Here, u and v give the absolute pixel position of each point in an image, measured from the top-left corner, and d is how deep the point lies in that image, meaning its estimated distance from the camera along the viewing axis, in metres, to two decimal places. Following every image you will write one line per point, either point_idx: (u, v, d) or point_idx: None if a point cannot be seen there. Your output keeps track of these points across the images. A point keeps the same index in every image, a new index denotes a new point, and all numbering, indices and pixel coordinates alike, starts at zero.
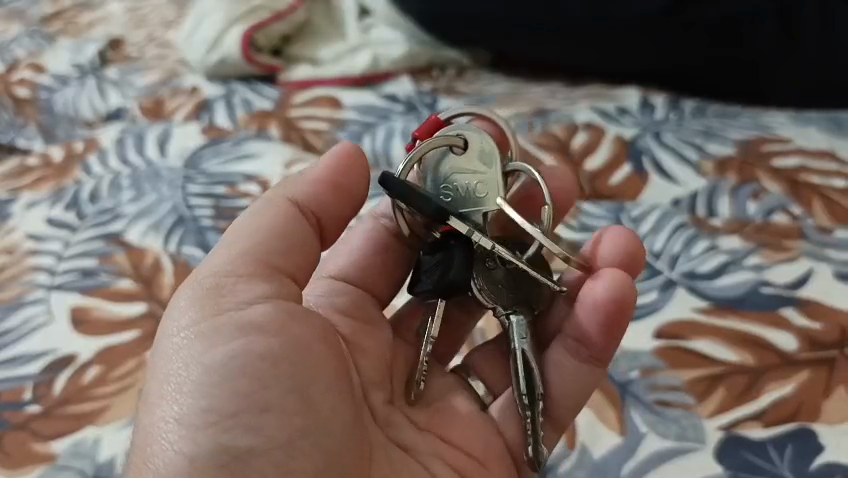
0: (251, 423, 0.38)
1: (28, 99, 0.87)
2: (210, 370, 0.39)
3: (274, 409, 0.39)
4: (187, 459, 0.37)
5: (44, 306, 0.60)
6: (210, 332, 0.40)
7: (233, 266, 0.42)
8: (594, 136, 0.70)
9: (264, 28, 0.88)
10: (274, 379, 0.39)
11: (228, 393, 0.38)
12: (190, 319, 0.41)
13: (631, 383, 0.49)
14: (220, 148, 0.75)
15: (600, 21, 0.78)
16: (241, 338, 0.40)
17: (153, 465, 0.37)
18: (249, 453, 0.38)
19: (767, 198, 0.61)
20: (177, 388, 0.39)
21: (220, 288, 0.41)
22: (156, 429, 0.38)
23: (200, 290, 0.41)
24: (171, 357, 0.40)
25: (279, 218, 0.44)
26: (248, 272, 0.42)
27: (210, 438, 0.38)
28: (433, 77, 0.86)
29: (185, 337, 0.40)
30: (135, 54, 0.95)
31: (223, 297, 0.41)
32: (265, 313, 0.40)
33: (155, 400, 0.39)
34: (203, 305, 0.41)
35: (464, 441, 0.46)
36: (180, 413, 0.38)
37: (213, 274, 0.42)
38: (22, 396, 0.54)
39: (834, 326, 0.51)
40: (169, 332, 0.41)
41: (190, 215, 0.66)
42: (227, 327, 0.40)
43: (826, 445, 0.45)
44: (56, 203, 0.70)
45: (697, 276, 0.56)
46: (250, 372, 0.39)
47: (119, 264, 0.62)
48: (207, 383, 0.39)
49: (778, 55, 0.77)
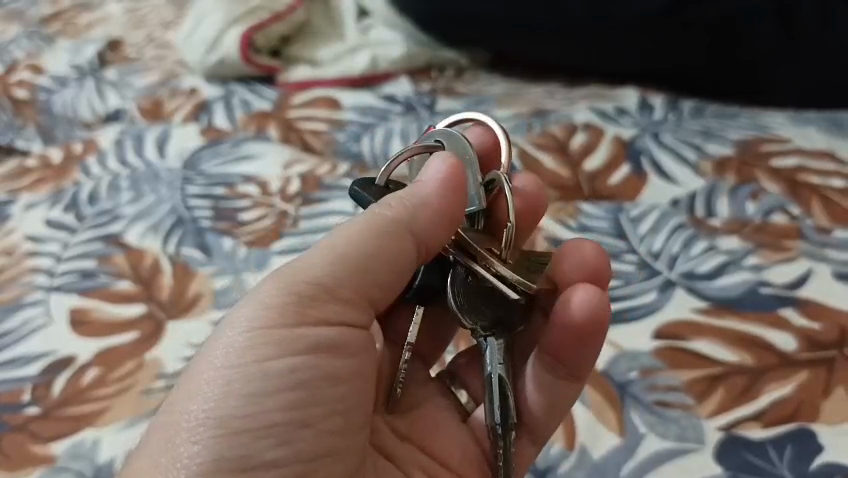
0: (287, 437, 0.39)
1: (27, 101, 0.87)
2: (268, 379, 0.39)
3: (311, 428, 0.40)
4: (211, 461, 0.38)
5: (43, 307, 0.60)
6: (282, 341, 0.40)
7: (323, 275, 0.41)
8: (593, 137, 0.70)
9: (263, 29, 0.88)
10: (325, 398, 0.40)
11: (275, 405, 0.39)
12: (263, 323, 0.40)
13: (631, 383, 0.49)
14: (219, 149, 0.75)
15: (600, 21, 0.78)
16: (307, 355, 0.40)
17: (174, 462, 0.38)
18: (272, 467, 0.39)
19: (766, 198, 0.61)
20: (225, 387, 0.39)
21: (307, 300, 0.41)
22: (188, 423, 0.38)
23: (287, 297, 0.40)
24: (225, 353, 0.40)
25: (372, 238, 0.41)
26: (337, 295, 0.41)
27: (243, 445, 0.38)
28: (432, 77, 0.86)
29: (247, 338, 0.40)
30: (134, 55, 0.95)
31: (309, 310, 0.41)
32: (332, 335, 0.41)
33: (196, 391, 0.39)
34: (286, 312, 0.40)
35: (441, 452, 0.47)
36: (219, 414, 0.38)
37: (308, 284, 0.41)
38: (21, 398, 0.54)
39: (834, 326, 0.51)
40: (229, 325, 0.41)
41: (189, 216, 0.66)
42: (302, 341, 0.40)
43: (826, 446, 0.45)
44: (55, 205, 0.70)
45: (696, 276, 0.56)
46: (303, 388, 0.40)
47: (119, 266, 0.62)
48: (259, 391, 0.39)
49: (777, 56, 0.77)
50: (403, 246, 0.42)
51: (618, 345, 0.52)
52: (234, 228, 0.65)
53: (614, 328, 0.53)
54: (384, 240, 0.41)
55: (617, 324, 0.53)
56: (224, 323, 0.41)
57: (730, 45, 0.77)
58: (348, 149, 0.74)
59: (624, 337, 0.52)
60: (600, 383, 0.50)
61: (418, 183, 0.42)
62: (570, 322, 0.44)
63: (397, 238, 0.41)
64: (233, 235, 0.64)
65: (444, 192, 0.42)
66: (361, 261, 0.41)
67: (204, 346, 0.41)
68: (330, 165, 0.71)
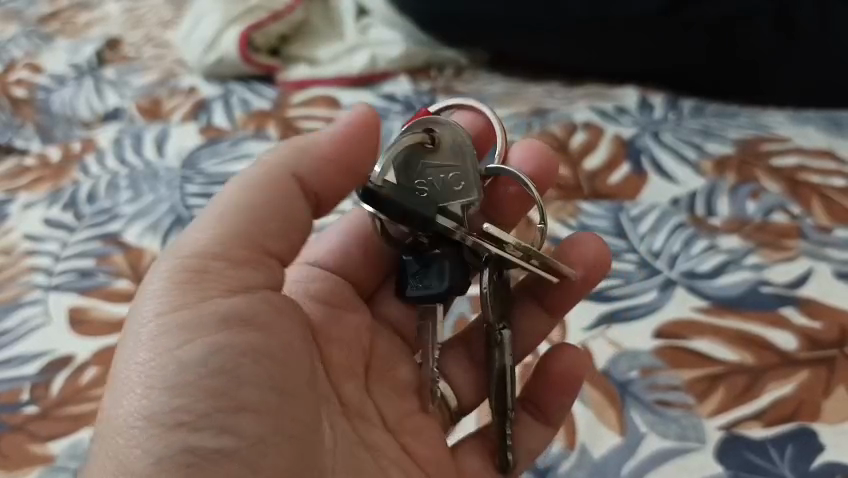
0: (225, 424, 0.38)
1: (25, 100, 0.87)
2: (184, 369, 0.39)
3: (247, 411, 0.39)
4: (153, 461, 0.37)
5: (41, 306, 0.59)
6: (187, 324, 0.40)
7: (217, 249, 0.42)
8: (593, 137, 0.70)
9: (262, 28, 0.87)
10: (250, 377, 0.39)
11: (200, 391, 0.38)
12: (165, 309, 0.40)
13: (632, 383, 0.49)
14: (218, 148, 0.75)
15: (600, 21, 0.78)
16: (219, 332, 0.40)
17: (120, 470, 0.37)
18: (221, 455, 0.38)
19: (766, 197, 0.61)
20: (147, 383, 0.39)
21: (205, 273, 0.41)
22: (121, 429, 0.38)
23: (183, 275, 0.41)
24: (138, 349, 0.40)
25: (267, 185, 0.43)
26: (236, 259, 0.42)
27: (181, 439, 0.37)
28: (431, 77, 0.85)
29: (156, 326, 0.40)
30: (133, 54, 0.95)
31: (206, 286, 0.41)
32: (241, 306, 0.41)
33: (119, 395, 0.39)
34: (186, 292, 0.41)
35: (419, 452, 0.46)
36: (146, 413, 0.38)
37: (195, 258, 0.41)
38: (19, 398, 0.53)
39: (834, 326, 0.51)
40: (138, 320, 0.41)
41: (188, 215, 0.66)
42: (208, 319, 0.40)
43: (826, 445, 0.45)
44: (53, 204, 0.70)
45: (696, 276, 0.55)
46: (222, 370, 0.39)
47: (117, 265, 0.62)
48: (179, 379, 0.39)
49: (778, 55, 0.77)
50: (293, 194, 0.44)
51: (619, 344, 0.52)
52: None
53: (616, 328, 0.53)
54: (274, 188, 0.43)
55: (618, 324, 0.53)
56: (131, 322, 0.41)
57: (730, 45, 0.77)
58: None
59: (624, 336, 0.52)
60: (601, 384, 0.50)
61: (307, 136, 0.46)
62: (549, 369, 0.47)
63: (285, 183, 0.44)
64: None
65: (336, 141, 0.45)
66: (252, 223, 0.43)
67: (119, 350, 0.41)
68: None
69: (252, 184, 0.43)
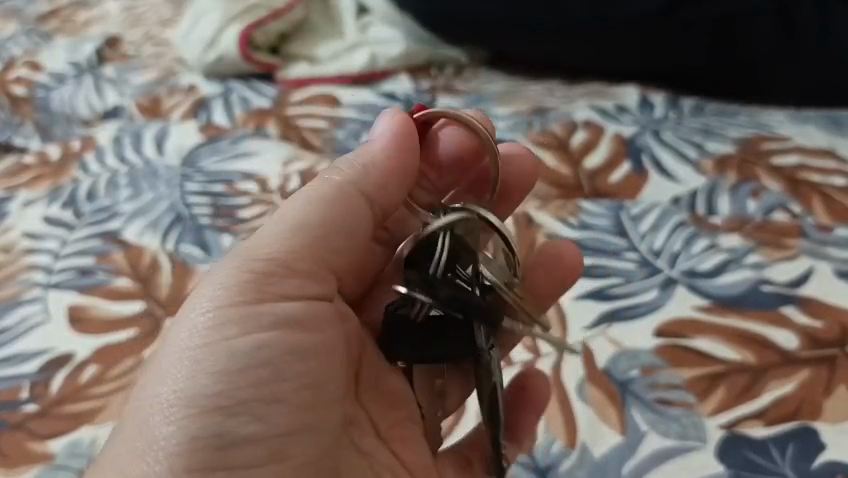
0: (261, 413, 0.39)
1: (25, 98, 0.87)
2: (232, 358, 0.39)
3: (282, 403, 0.40)
4: (186, 439, 0.38)
5: (41, 305, 0.59)
6: (242, 318, 0.40)
7: (283, 254, 0.42)
8: (593, 136, 0.70)
9: (261, 27, 0.87)
10: (292, 373, 0.40)
11: (244, 381, 0.39)
12: (221, 300, 0.41)
13: (632, 382, 0.49)
14: (217, 147, 0.75)
15: (600, 21, 0.77)
16: (269, 330, 0.40)
17: (150, 445, 0.37)
18: (248, 443, 0.39)
19: (766, 196, 0.61)
20: (192, 365, 0.39)
21: (269, 277, 0.41)
22: (158, 403, 0.38)
23: (247, 275, 0.41)
24: (184, 335, 0.40)
25: (323, 209, 0.44)
26: (298, 270, 0.42)
27: (217, 422, 0.38)
28: (431, 76, 0.85)
29: (211, 317, 0.40)
30: (132, 53, 0.95)
31: (268, 287, 0.41)
32: (298, 309, 0.42)
33: (162, 376, 0.39)
34: (246, 291, 0.41)
35: (409, 462, 0.47)
36: (188, 393, 0.38)
37: (262, 262, 0.42)
38: (19, 396, 0.53)
39: (834, 326, 0.50)
40: (192, 309, 0.41)
41: (187, 213, 0.66)
42: (262, 317, 0.41)
43: (827, 445, 0.45)
44: (52, 202, 0.70)
45: (697, 275, 0.55)
46: (267, 365, 0.40)
47: (117, 264, 0.62)
48: (227, 368, 0.39)
49: (778, 54, 0.76)
50: (361, 210, 0.45)
51: (619, 344, 0.51)
52: (232, 226, 0.64)
53: (616, 327, 0.53)
54: (345, 211, 0.44)
55: (618, 323, 0.53)
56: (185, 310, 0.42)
57: (731, 44, 0.77)
58: (347, 147, 0.73)
59: (624, 336, 0.52)
60: (601, 383, 0.50)
61: (368, 143, 0.46)
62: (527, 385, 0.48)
63: (354, 203, 0.45)
64: (232, 233, 0.63)
65: (386, 154, 0.46)
66: (320, 238, 0.44)
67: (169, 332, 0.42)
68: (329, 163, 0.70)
69: (323, 202, 0.44)
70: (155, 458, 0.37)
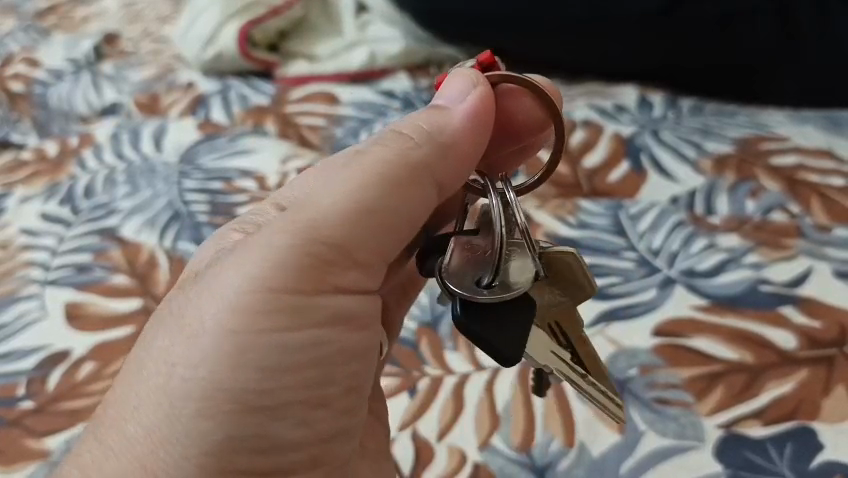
0: (302, 417, 0.37)
1: (23, 95, 0.87)
2: (281, 356, 0.36)
3: (325, 407, 0.38)
4: (222, 440, 0.35)
5: (37, 302, 0.59)
6: (294, 310, 0.36)
7: (341, 235, 0.37)
8: (591, 136, 0.70)
9: (261, 24, 0.87)
10: (337, 376, 0.38)
11: (292, 384, 0.36)
12: (270, 284, 0.35)
13: (631, 380, 0.49)
14: (216, 144, 0.74)
15: (600, 21, 0.78)
16: (322, 327, 0.37)
17: (173, 435, 0.35)
18: (285, 446, 0.37)
19: (766, 196, 0.61)
20: (233, 359, 0.35)
21: (325, 264, 0.37)
22: (188, 390, 0.35)
23: (302, 255, 0.36)
24: (219, 314, 0.35)
25: (393, 190, 0.38)
26: (356, 255, 0.38)
27: (257, 424, 0.36)
28: (431, 73, 0.85)
29: (258, 301, 0.35)
30: (130, 49, 0.94)
31: (324, 274, 0.36)
32: (348, 302, 0.38)
33: (195, 359, 0.35)
34: (304, 278, 0.36)
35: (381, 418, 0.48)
36: (228, 389, 0.35)
37: (320, 244, 0.36)
38: (16, 393, 0.53)
39: (832, 325, 0.51)
40: (230, 281, 0.36)
41: (185, 210, 0.66)
42: (317, 311, 0.36)
43: (826, 444, 0.45)
44: (50, 198, 0.69)
45: (695, 274, 0.55)
46: (317, 367, 0.37)
47: (114, 261, 0.62)
48: (275, 366, 0.35)
49: (777, 55, 0.76)
50: (426, 192, 0.40)
51: (618, 343, 0.51)
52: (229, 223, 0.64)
53: (614, 325, 0.53)
54: (411, 190, 0.39)
55: (617, 322, 0.53)
56: (217, 275, 0.37)
57: (731, 44, 0.77)
58: (346, 145, 0.73)
59: (623, 334, 0.52)
60: None
61: (445, 107, 0.41)
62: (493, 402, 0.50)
63: (421, 184, 0.39)
64: None
65: (466, 135, 0.41)
66: (383, 219, 0.38)
67: (195, 293, 0.37)
68: None
69: (385, 176, 0.38)
70: (183, 453, 0.35)
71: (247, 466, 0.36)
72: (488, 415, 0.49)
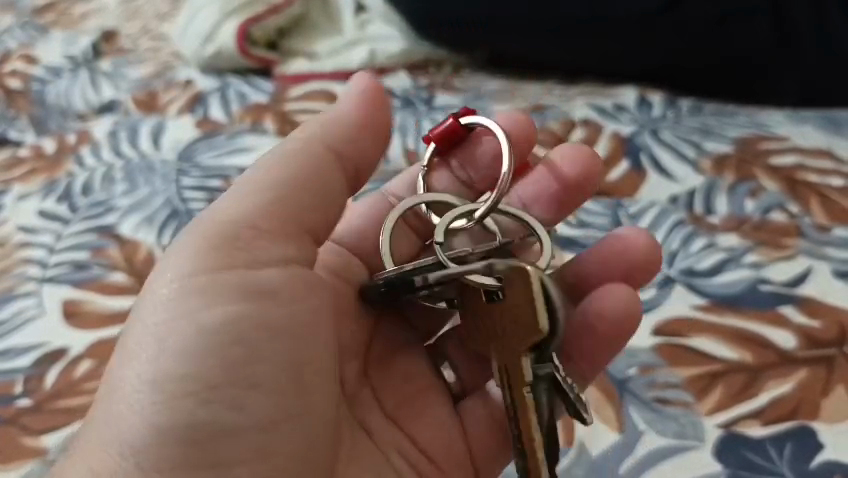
0: (237, 401, 0.39)
1: (21, 92, 0.87)
2: (203, 335, 0.40)
3: (263, 387, 0.40)
4: (167, 427, 0.38)
5: (35, 299, 0.59)
6: (213, 289, 0.41)
7: (242, 216, 0.43)
8: (591, 134, 0.70)
9: (260, 22, 0.87)
10: (271, 354, 0.41)
11: (218, 363, 0.40)
12: (189, 268, 0.41)
13: (630, 380, 0.49)
14: (215, 141, 0.74)
15: (600, 21, 0.78)
16: (248, 301, 0.41)
17: (121, 431, 0.39)
18: (229, 431, 0.39)
19: (765, 196, 0.61)
20: (167, 343, 0.40)
21: (238, 240, 0.42)
22: (137, 380, 0.40)
23: (211, 240, 0.42)
24: (158, 309, 0.41)
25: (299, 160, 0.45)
26: (263, 228, 0.43)
27: (190, 408, 0.39)
28: (429, 72, 0.85)
29: (171, 288, 0.41)
30: (129, 46, 0.94)
31: (238, 248, 0.42)
32: (269, 280, 0.42)
33: (135, 353, 0.40)
34: (211, 258, 0.41)
35: (424, 440, 0.47)
36: (155, 376, 0.39)
37: (231, 224, 0.42)
38: (13, 390, 0.53)
39: (832, 325, 0.50)
40: (158, 281, 0.42)
41: (183, 208, 0.66)
42: (239, 284, 0.41)
43: (825, 444, 0.45)
44: (48, 196, 0.69)
45: (695, 273, 0.55)
46: (243, 346, 0.40)
47: (112, 258, 0.62)
48: (205, 345, 0.40)
49: (775, 55, 0.76)
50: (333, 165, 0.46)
51: None
52: None
53: None
54: (321, 168, 0.45)
55: None
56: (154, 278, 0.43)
57: (730, 44, 0.77)
58: None
59: None
60: (601, 382, 0.49)
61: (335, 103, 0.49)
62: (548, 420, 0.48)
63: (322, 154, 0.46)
64: None
65: (356, 113, 0.47)
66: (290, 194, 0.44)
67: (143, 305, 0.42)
68: None
69: (298, 158, 0.45)
70: (123, 450, 0.38)
71: (201, 458, 0.38)
72: None
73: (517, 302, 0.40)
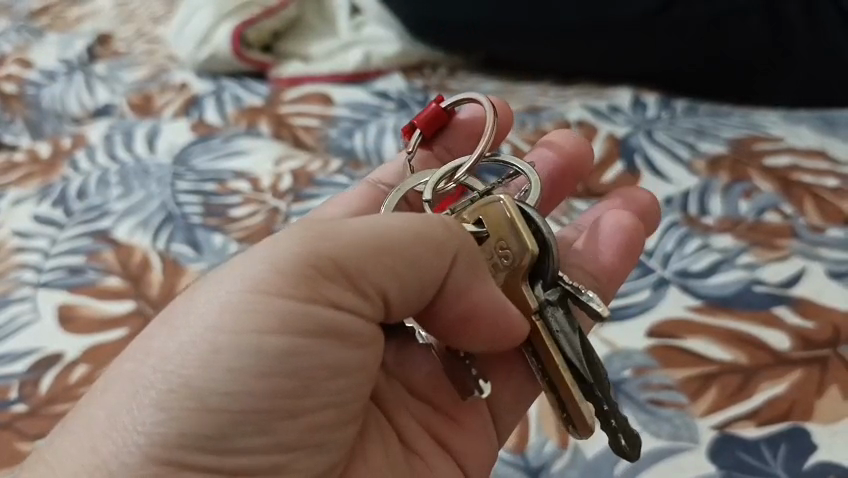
0: (268, 427, 0.36)
1: (15, 96, 0.87)
2: (259, 358, 0.36)
3: (296, 419, 0.37)
4: (179, 434, 0.35)
5: (31, 304, 0.59)
6: (289, 318, 0.37)
7: (348, 257, 0.38)
8: (586, 135, 0.70)
9: (254, 25, 0.87)
10: (319, 391, 0.38)
11: (268, 390, 0.36)
12: (262, 287, 0.37)
13: (625, 382, 0.49)
14: (209, 145, 0.74)
15: (599, 21, 0.77)
16: (302, 337, 0.37)
17: (135, 426, 0.35)
18: (246, 453, 0.36)
19: (758, 197, 0.61)
20: (211, 355, 0.36)
21: (326, 279, 0.38)
22: (167, 375, 0.36)
23: (305, 266, 0.37)
24: (209, 314, 0.37)
25: (418, 240, 0.39)
26: (349, 273, 0.38)
27: (218, 424, 0.35)
28: (425, 75, 0.85)
29: (238, 295, 0.37)
30: (123, 50, 0.94)
31: (318, 287, 0.37)
32: (338, 319, 0.38)
33: (170, 351, 0.37)
34: (300, 284, 0.37)
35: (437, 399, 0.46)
36: (199, 388, 0.35)
37: (330, 263, 0.38)
38: (7, 395, 0.53)
39: (826, 326, 0.51)
40: (222, 282, 0.38)
41: (178, 212, 0.66)
42: (307, 321, 0.37)
43: (818, 446, 0.45)
44: (42, 200, 0.69)
45: (689, 274, 0.55)
46: (297, 378, 0.37)
47: (107, 262, 0.61)
48: (250, 368, 0.36)
49: (769, 55, 0.77)
50: (435, 269, 0.40)
51: (613, 344, 0.52)
52: (223, 224, 0.64)
53: (607, 327, 0.53)
54: (429, 257, 0.40)
55: (612, 324, 0.53)
56: (216, 276, 0.39)
57: (725, 44, 0.77)
58: (340, 145, 0.73)
59: (618, 336, 0.52)
60: None
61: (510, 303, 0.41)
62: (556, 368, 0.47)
63: (443, 254, 0.40)
64: (223, 232, 0.63)
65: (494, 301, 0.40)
66: (392, 256, 0.39)
67: (183, 299, 0.39)
68: (322, 163, 0.70)
69: (419, 241, 0.39)
70: (137, 441, 0.35)
71: (203, 463, 0.35)
72: (550, 416, 0.49)
73: (504, 235, 0.42)
